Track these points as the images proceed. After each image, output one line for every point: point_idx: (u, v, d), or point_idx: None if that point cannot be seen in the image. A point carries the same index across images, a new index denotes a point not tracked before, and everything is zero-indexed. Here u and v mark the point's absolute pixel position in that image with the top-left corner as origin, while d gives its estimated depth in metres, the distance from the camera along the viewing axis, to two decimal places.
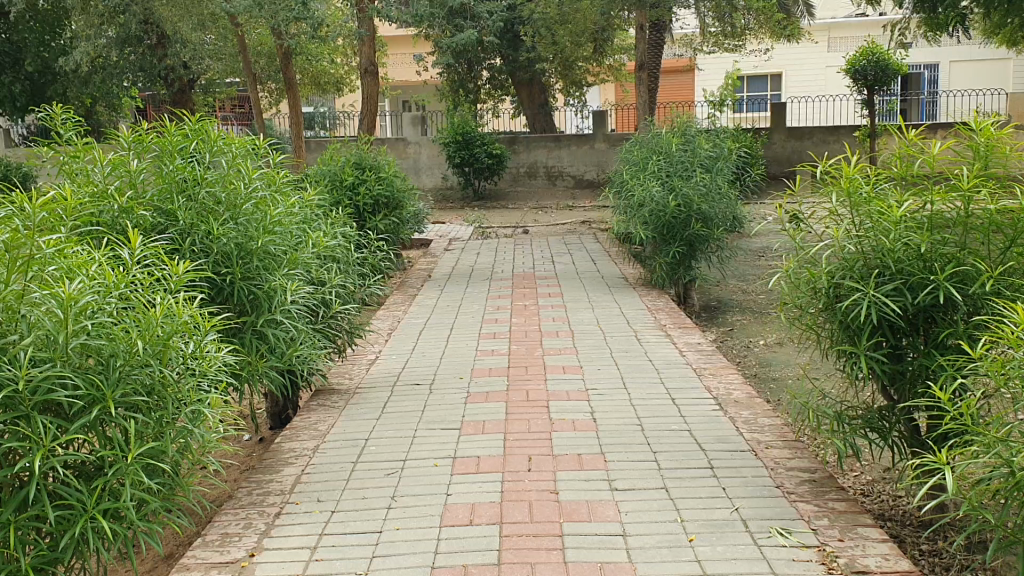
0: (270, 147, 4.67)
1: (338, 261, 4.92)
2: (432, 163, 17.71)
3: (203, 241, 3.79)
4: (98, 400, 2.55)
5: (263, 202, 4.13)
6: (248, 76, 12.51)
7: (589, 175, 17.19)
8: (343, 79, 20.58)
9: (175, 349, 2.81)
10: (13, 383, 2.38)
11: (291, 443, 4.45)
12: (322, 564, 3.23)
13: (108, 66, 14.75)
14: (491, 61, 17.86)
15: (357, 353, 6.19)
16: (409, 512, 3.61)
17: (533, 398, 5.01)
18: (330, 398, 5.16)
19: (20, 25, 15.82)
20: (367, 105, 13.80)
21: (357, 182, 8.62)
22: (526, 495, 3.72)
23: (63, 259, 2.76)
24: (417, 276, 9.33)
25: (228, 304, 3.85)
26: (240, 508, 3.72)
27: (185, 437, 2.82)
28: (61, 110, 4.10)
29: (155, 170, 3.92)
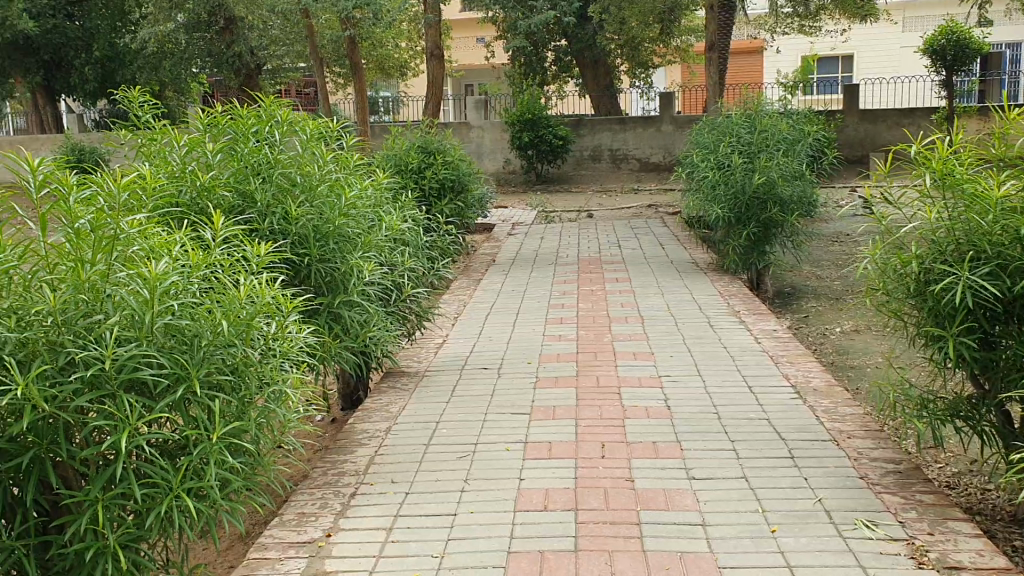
0: (342, 130, 4.62)
1: (409, 244, 4.89)
2: (495, 147, 17.64)
3: (279, 222, 3.79)
4: (184, 379, 2.55)
5: (337, 185, 4.12)
6: (314, 60, 12.56)
7: (655, 158, 17.00)
8: (407, 63, 20.61)
9: (257, 329, 2.80)
10: (100, 362, 2.40)
11: (363, 424, 4.45)
12: (397, 545, 3.22)
13: (177, 51, 15.00)
14: (556, 42, 17.74)
15: (424, 336, 6.19)
16: (483, 496, 3.58)
17: (604, 384, 4.95)
18: (400, 380, 5.16)
19: (92, 12, 17.00)
20: (433, 88, 13.76)
21: (423, 166, 8.60)
22: (601, 482, 3.67)
23: (147, 239, 2.77)
24: (482, 261, 9.28)
25: (306, 285, 3.86)
26: (316, 487, 3.73)
27: (267, 416, 2.81)
28: (138, 93, 4.10)
29: (229, 151, 3.89)
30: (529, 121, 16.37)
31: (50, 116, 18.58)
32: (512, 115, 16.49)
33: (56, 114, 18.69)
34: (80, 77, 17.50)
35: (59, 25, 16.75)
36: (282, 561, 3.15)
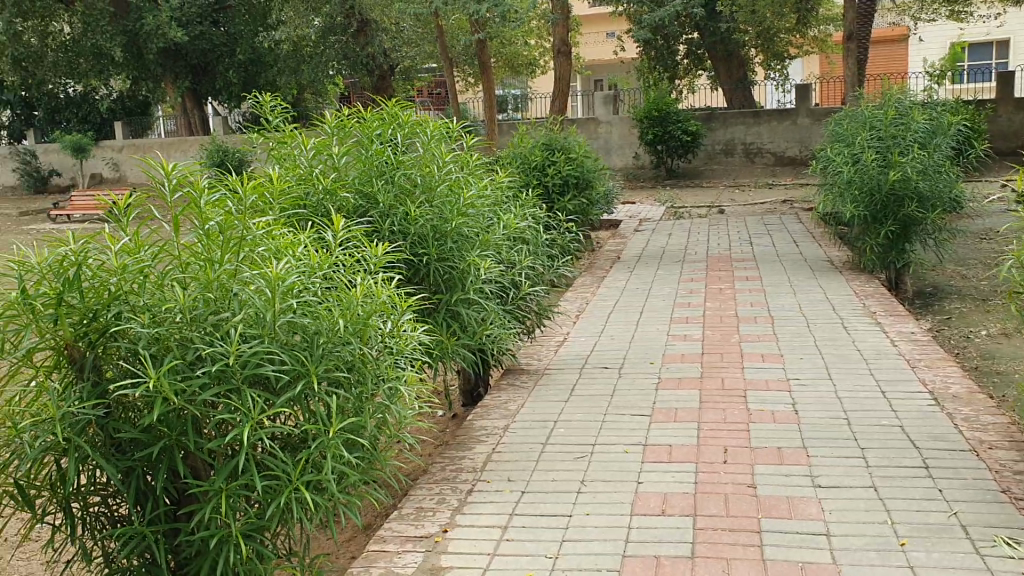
0: (463, 130, 4.66)
1: (529, 243, 4.90)
2: (624, 142, 17.50)
3: (401, 222, 3.84)
4: (303, 375, 2.61)
5: (457, 185, 4.16)
6: (443, 60, 12.77)
7: (791, 152, 16.50)
8: (537, 59, 20.69)
9: (375, 328, 2.84)
10: (225, 357, 2.49)
11: (482, 421, 4.49)
12: (513, 544, 3.23)
13: (314, 53, 15.55)
14: (688, 35, 17.46)
15: (546, 334, 6.21)
16: (599, 498, 3.55)
17: (729, 387, 4.83)
18: (520, 378, 5.18)
19: (235, 19, 17.79)
20: (560, 85, 13.76)
21: (547, 163, 8.61)
22: (722, 488, 3.58)
23: (272, 240, 2.86)
24: (607, 258, 9.22)
25: (425, 283, 3.91)
26: (434, 483, 3.79)
27: (383, 413, 2.84)
28: (269, 99, 4.25)
29: (356, 154, 3.98)
30: (659, 115, 16.15)
31: (198, 119, 19.59)
32: (641, 111, 16.32)
33: (204, 117, 19.74)
34: (224, 81, 18.41)
35: (206, 32, 17.62)
36: (399, 555, 3.20)
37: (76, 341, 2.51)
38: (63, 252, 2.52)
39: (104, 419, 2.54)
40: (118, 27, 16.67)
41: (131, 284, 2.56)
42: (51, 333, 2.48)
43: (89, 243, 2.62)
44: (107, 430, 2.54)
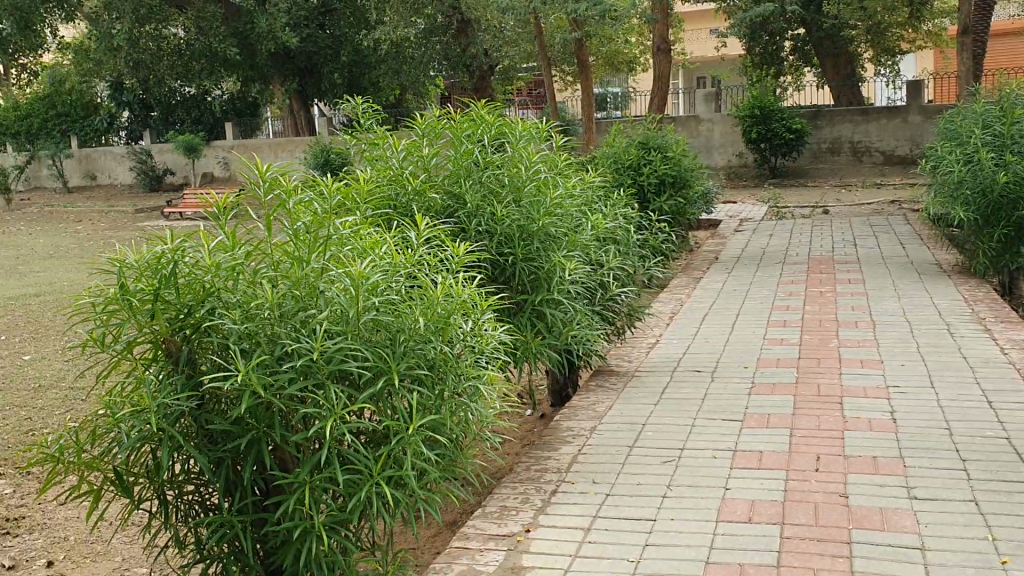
0: (553, 130, 4.65)
1: (619, 243, 4.87)
2: (726, 140, 17.25)
3: (487, 222, 3.87)
4: (385, 371, 2.65)
5: (545, 184, 4.16)
6: (542, 59, 12.83)
7: (901, 151, 15.95)
8: (638, 58, 20.56)
9: (456, 327, 2.86)
10: (310, 353, 2.55)
11: (569, 422, 4.49)
12: (595, 547, 3.21)
13: (417, 53, 15.81)
14: (794, 31, 17.08)
15: (638, 335, 6.16)
16: (685, 503, 3.50)
17: (825, 393, 4.69)
18: (610, 380, 5.16)
19: (341, 21, 18.22)
20: (659, 83, 13.64)
21: (643, 162, 8.53)
22: (812, 497, 3.48)
23: (359, 239, 2.92)
24: (704, 259, 9.09)
25: (511, 283, 3.92)
26: (519, 482, 3.80)
27: (463, 411, 2.86)
28: (362, 101, 4.34)
29: (447, 154, 4.02)
30: (762, 113, 15.82)
31: (304, 119, 20.11)
32: (743, 108, 16.02)
33: (309, 117, 20.28)
34: (329, 82, 18.92)
35: (313, 34, 18.06)
36: (482, 552, 3.22)
37: (173, 335, 2.61)
38: (160, 249, 2.62)
39: (197, 410, 2.63)
40: (230, 29, 17.35)
41: (225, 281, 2.65)
42: (149, 328, 2.59)
43: (186, 241, 2.72)
44: (200, 421, 2.63)
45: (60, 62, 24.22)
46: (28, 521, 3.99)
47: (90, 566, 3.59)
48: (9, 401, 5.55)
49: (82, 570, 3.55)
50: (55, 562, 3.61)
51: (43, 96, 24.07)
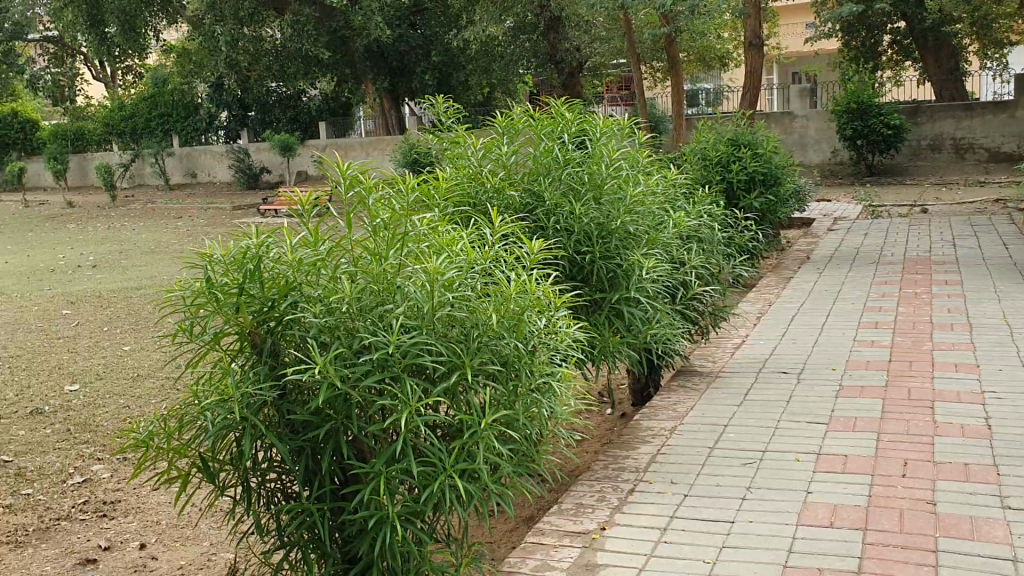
0: (634, 127, 4.63)
1: (703, 242, 4.81)
2: (821, 137, 16.93)
3: (566, 219, 3.87)
4: (459, 366, 2.68)
5: (625, 181, 4.14)
6: (632, 55, 12.77)
7: (1007, 147, 15.39)
8: (730, 53, 20.27)
9: (529, 324, 2.86)
10: (386, 346, 2.58)
11: (649, 422, 4.45)
12: (671, 547, 3.17)
13: (506, 51, 15.89)
14: (893, 25, 16.59)
15: (722, 335, 6.07)
16: (765, 506, 3.43)
17: (915, 397, 4.55)
18: (693, 379, 5.10)
19: (432, 21, 18.42)
20: (751, 78, 13.39)
21: (732, 159, 8.39)
22: (898, 503, 3.38)
23: (435, 235, 2.95)
24: (795, 258, 8.91)
25: (589, 281, 3.91)
26: (596, 480, 3.79)
27: (537, 408, 2.86)
28: (443, 100, 4.40)
29: (527, 153, 4.04)
30: (859, 109, 15.39)
31: (394, 118, 20.56)
32: (839, 104, 15.62)
33: (400, 116, 20.62)
34: (420, 81, 19.24)
35: (405, 34, 18.37)
36: (557, 548, 3.21)
37: (257, 327, 2.69)
38: (246, 244, 2.71)
39: (279, 400, 2.70)
40: (325, 30, 17.79)
41: (307, 276, 2.72)
42: (234, 319, 2.67)
43: (271, 237, 2.80)
44: (281, 410, 2.69)
45: (163, 63, 25.15)
46: (123, 505, 4.17)
47: (181, 548, 3.73)
48: (110, 389, 5.80)
49: (174, 552, 3.69)
50: (146, 544, 3.77)
51: (147, 96, 25.04)
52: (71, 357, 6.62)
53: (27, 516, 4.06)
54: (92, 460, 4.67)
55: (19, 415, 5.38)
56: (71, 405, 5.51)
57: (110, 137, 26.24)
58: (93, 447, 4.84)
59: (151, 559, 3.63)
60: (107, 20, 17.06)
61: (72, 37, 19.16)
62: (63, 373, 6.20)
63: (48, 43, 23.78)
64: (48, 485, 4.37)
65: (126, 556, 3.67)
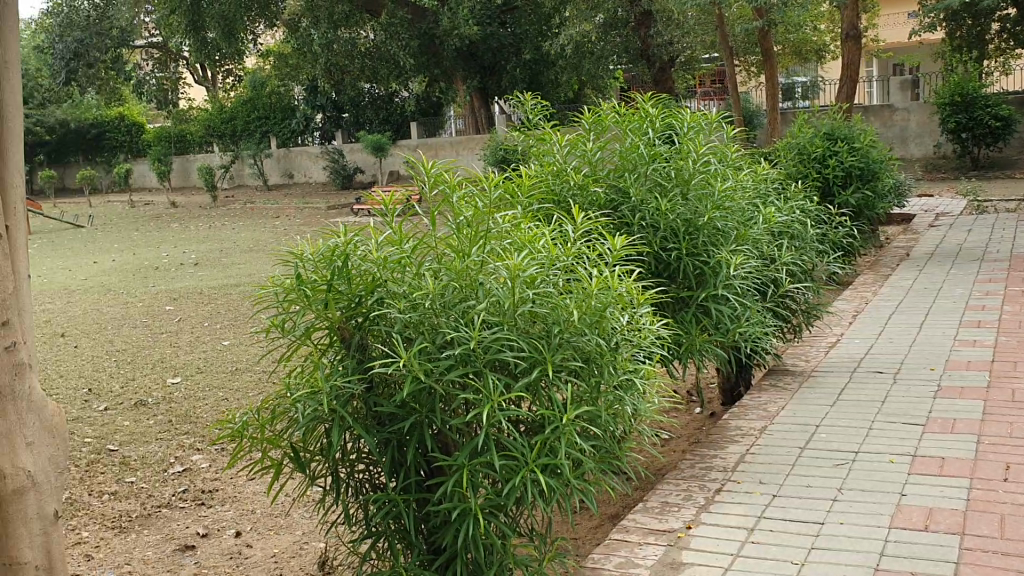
0: (724, 122, 4.55)
1: (796, 238, 4.70)
2: (923, 130, 16.49)
3: (652, 216, 3.83)
4: (539, 362, 2.66)
5: (714, 176, 4.08)
6: (725, 50, 12.59)
7: None
8: (826, 45, 19.76)
9: (613, 320, 2.83)
10: (468, 342, 2.60)
11: (739, 421, 4.38)
12: (758, 547, 3.11)
13: (597, 47, 15.82)
14: (1002, 12, 15.92)
15: (816, 335, 5.92)
16: (857, 508, 3.34)
17: (1020, 399, 4.36)
18: (784, 379, 5.00)
19: (523, 20, 18.40)
20: (848, 70, 13.02)
21: (828, 153, 8.18)
22: (998, 508, 3.25)
23: (517, 233, 2.96)
24: (894, 255, 8.64)
25: (674, 278, 3.87)
26: (682, 479, 3.74)
27: (620, 404, 2.85)
28: (530, 97, 4.42)
29: (614, 149, 4.02)
30: (964, 100, 14.83)
31: (484, 118, 20.72)
32: (943, 95, 15.08)
33: (490, 115, 20.76)
34: (510, 79, 19.30)
35: (496, 32, 18.49)
36: (641, 546, 3.16)
37: (346, 322, 2.75)
38: (334, 243, 2.77)
39: (366, 394, 2.74)
40: (416, 31, 18.01)
41: (392, 273, 2.77)
42: (324, 315, 2.74)
43: (358, 236, 2.86)
44: (368, 403, 2.74)
45: (262, 67, 25.88)
46: (220, 494, 4.31)
47: (275, 536, 3.84)
48: (210, 382, 6.01)
49: (268, 540, 3.81)
50: (241, 532, 3.89)
51: (246, 98, 25.82)
52: (173, 351, 6.89)
53: (130, 503, 4.24)
54: (192, 451, 4.84)
55: (125, 405, 5.63)
56: (173, 397, 5.73)
57: (212, 138, 27.14)
58: (192, 437, 5.02)
59: (246, 547, 3.75)
60: (208, 25, 17.62)
61: (175, 43, 19.86)
62: (166, 366, 6.45)
63: (153, 48, 24.72)
64: (150, 474, 4.56)
65: (222, 543, 3.80)
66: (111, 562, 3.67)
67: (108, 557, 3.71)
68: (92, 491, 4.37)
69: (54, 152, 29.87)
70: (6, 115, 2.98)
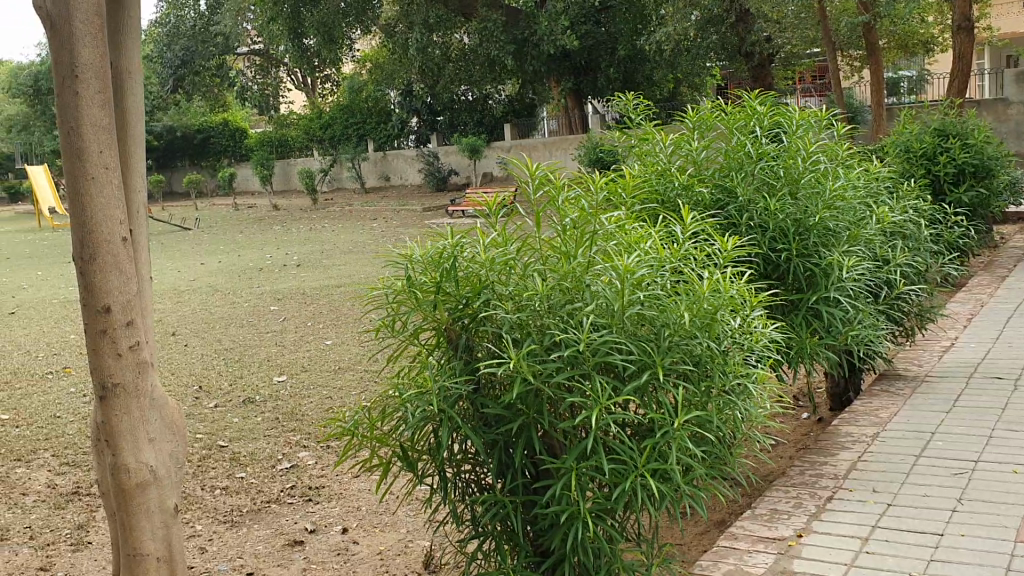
0: (834, 119, 4.42)
1: (909, 237, 4.53)
2: None
3: (760, 216, 3.76)
4: (649, 365, 2.62)
5: (824, 175, 3.98)
6: (827, 44, 12.32)
7: None
8: (935, 38, 19.06)
9: (723, 323, 2.77)
10: (577, 344, 2.57)
11: (849, 427, 4.24)
12: (873, 557, 3.01)
13: (695, 45, 15.65)
14: None
15: (929, 338, 5.71)
16: (977, 519, 3.21)
17: None
18: (895, 384, 4.83)
19: (617, 18, 18.29)
20: (959, 65, 12.53)
21: (939, 150, 7.89)
22: None
23: (624, 235, 2.92)
24: (1011, 254, 8.28)
25: (785, 280, 3.78)
26: (791, 486, 3.64)
27: (732, 410, 2.79)
28: (632, 96, 4.37)
29: (718, 148, 3.96)
30: None
31: (578, 118, 20.74)
32: None
33: (583, 115, 20.79)
34: (605, 78, 19.20)
35: (591, 31, 18.45)
36: (750, 553, 3.09)
37: (453, 324, 2.77)
38: (442, 245, 2.79)
39: (474, 394, 2.74)
40: (511, 36, 18.05)
41: (499, 274, 2.77)
42: (432, 317, 2.76)
43: (465, 237, 2.88)
44: (476, 404, 2.74)
45: (359, 71, 26.36)
46: (326, 490, 4.40)
47: (380, 534, 3.89)
48: (314, 380, 6.15)
49: (374, 537, 3.86)
50: (348, 528, 3.96)
51: (344, 103, 26.38)
52: (278, 350, 7.06)
53: (242, 497, 4.37)
54: (299, 448, 4.96)
55: (234, 402, 5.80)
56: (279, 395, 5.88)
57: (311, 143, 27.79)
58: (300, 435, 5.14)
59: (352, 543, 3.81)
60: (308, 32, 18.05)
61: (276, 49, 20.39)
62: (272, 365, 6.62)
63: (255, 56, 25.44)
64: (260, 470, 4.68)
65: (330, 538, 3.88)
66: (225, 554, 3.79)
67: (221, 550, 3.82)
68: (204, 486, 4.51)
69: (162, 157, 31.02)
70: (130, 123, 3.10)
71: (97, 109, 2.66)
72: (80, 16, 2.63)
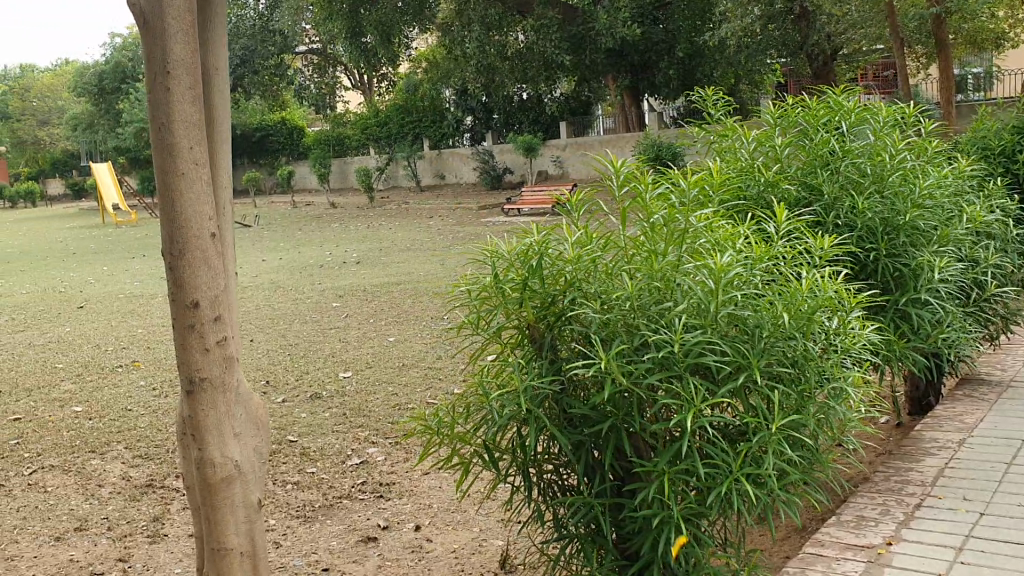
0: (920, 115, 4.31)
1: (996, 237, 4.40)
2: None
3: (847, 215, 3.66)
4: (744, 366, 2.56)
5: (911, 173, 3.88)
6: (895, 41, 12.09)
7: None
8: (1005, 33, 18.58)
9: (818, 324, 2.71)
10: (670, 344, 2.52)
11: (934, 433, 4.13)
12: (969, 568, 2.91)
13: (752, 43, 15.17)
14: None
15: (1012, 341, 5.55)
16: None
17: None
18: (980, 389, 4.69)
19: (676, 15, 18.09)
20: None
21: (1018, 147, 7.68)
22: None
23: (713, 233, 2.87)
24: None
25: (874, 280, 3.69)
26: (876, 492, 3.55)
27: (827, 412, 2.72)
28: (711, 92, 4.29)
29: (800, 145, 3.87)
30: None
31: (634, 117, 20.70)
32: None
33: (640, 114, 20.74)
34: (664, 76, 18.88)
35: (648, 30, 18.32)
36: (838, 561, 3.01)
37: (538, 322, 2.72)
38: (528, 243, 2.76)
39: (560, 394, 2.69)
40: (568, 34, 18.00)
41: (585, 272, 2.72)
42: (519, 315, 2.72)
43: (551, 236, 2.84)
44: (562, 404, 2.68)
45: (416, 70, 26.53)
46: (397, 487, 4.40)
47: (454, 533, 3.87)
48: (379, 377, 6.17)
49: (448, 535, 3.85)
50: (421, 526, 3.95)
51: (400, 103, 26.54)
52: (343, 346, 7.10)
53: (313, 492, 4.38)
54: (367, 443, 4.97)
55: (302, 397, 5.83)
56: (345, 390, 5.91)
57: (367, 142, 28.00)
58: (369, 430, 5.15)
59: (426, 541, 3.80)
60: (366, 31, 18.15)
61: (334, 48, 20.56)
62: (338, 361, 6.66)
63: (313, 54, 25.68)
64: (330, 465, 4.70)
65: (403, 535, 3.87)
66: (299, 549, 3.79)
67: (295, 545, 3.84)
68: (276, 481, 4.54)
69: None
70: (217, 119, 3.11)
71: (188, 105, 2.67)
72: (172, 12, 2.64)
